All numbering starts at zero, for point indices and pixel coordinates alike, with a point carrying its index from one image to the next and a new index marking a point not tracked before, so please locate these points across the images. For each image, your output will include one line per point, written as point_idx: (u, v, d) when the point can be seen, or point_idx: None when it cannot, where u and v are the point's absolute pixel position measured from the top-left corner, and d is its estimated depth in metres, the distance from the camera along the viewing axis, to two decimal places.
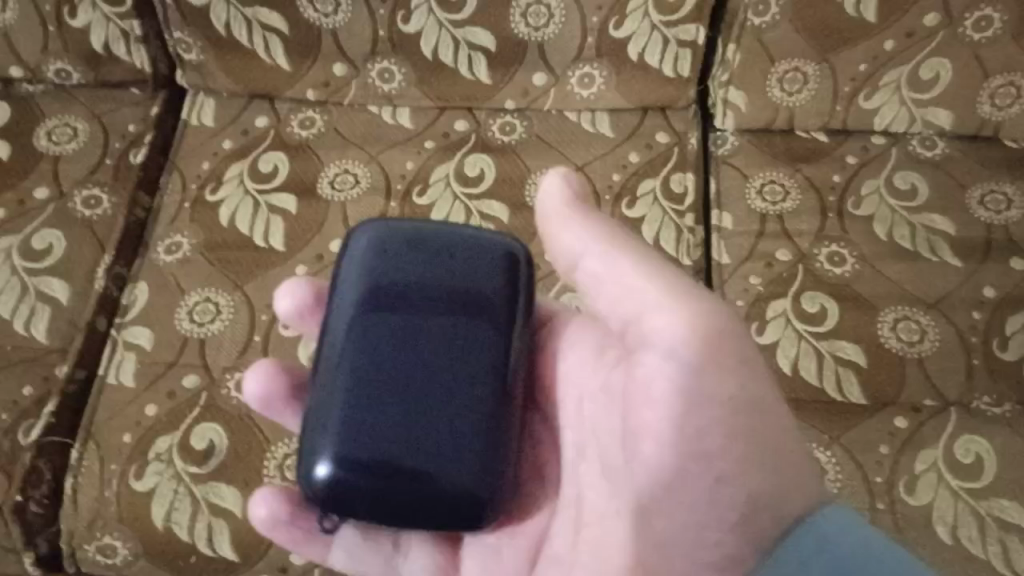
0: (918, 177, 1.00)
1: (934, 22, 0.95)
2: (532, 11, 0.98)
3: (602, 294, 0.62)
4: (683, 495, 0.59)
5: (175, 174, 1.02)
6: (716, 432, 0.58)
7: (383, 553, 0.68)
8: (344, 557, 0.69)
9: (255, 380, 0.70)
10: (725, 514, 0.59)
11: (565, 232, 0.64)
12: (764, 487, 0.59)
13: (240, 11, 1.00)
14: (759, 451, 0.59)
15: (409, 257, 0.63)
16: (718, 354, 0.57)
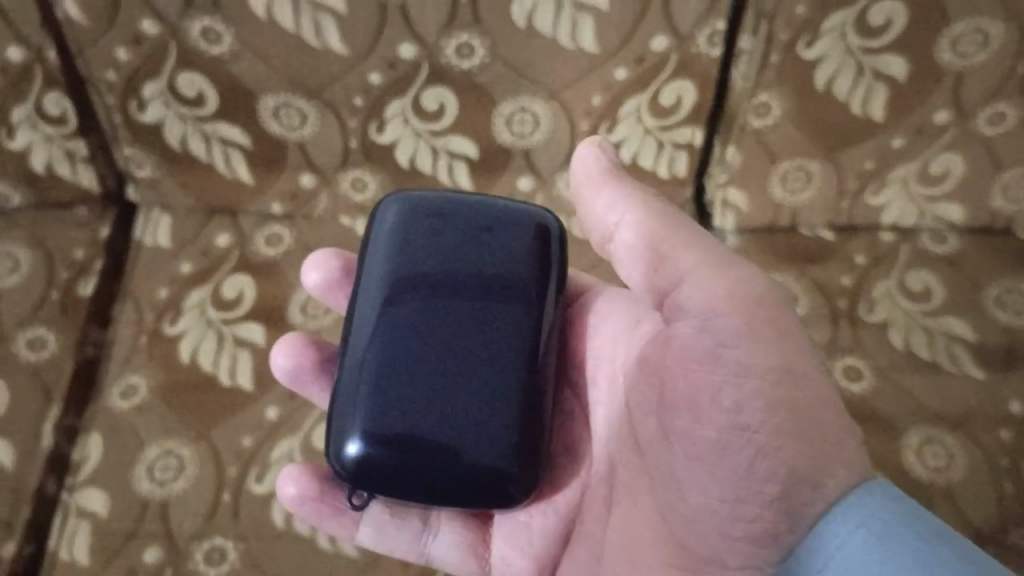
0: (930, 276, 0.93)
1: (945, 119, 0.86)
2: (516, 119, 0.90)
3: (637, 268, 0.65)
4: (715, 466, 0.57)
5: (129, 303, 0.93)
6: (754, 405, 0.55)
7: (412, 531, 0.73)
8: (371, 534, 0.74)
9: (284, 355, 0.76)
10: (761, 493, 0.55)
11: (606, 208, 0.67)
12: (801, 464, 0.54)
13: (198, 128, 0.91)
14: (806, 435, 0.54)
15: (439, 236, 0.66)
16: (753, 318, 0.57)
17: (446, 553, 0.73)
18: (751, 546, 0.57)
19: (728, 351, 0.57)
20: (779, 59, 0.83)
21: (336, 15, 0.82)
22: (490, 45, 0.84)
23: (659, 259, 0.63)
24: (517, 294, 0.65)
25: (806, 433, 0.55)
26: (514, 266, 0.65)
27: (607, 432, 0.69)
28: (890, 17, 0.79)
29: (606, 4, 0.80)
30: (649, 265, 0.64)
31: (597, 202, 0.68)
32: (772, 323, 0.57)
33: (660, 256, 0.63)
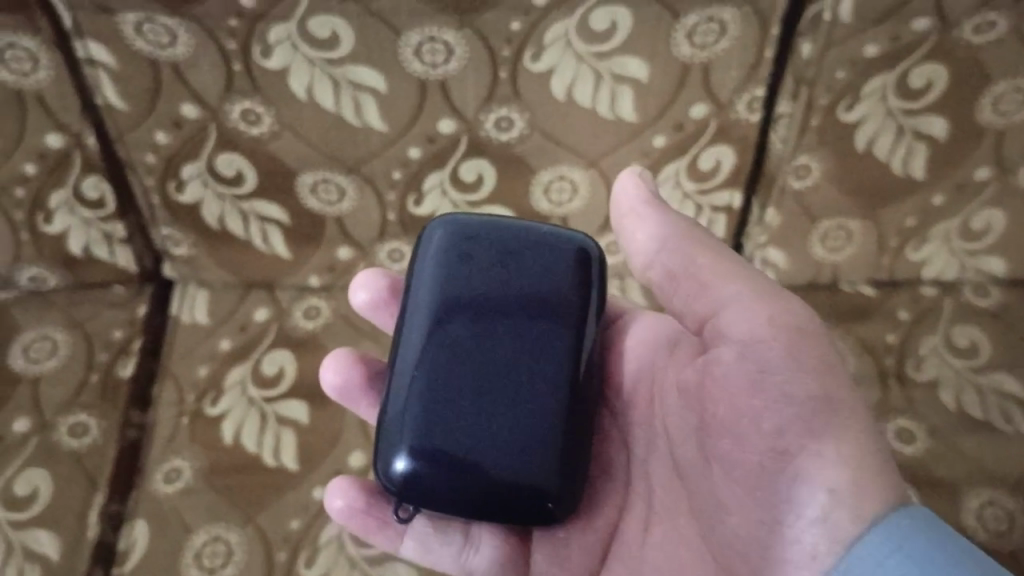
0: (977, 332, 0.92)
1: (987, 176, 0.86)
2: (555, 187, 0.90)
3: (679, 293, 0.66)
4: (761, 491, 0.57)
5: (169, 383, 0.92)
6: (794, 432, 0.56)
7: (454, 544, 0.69)
8: (415, 547, 0.71)
9: (333, 370, 0.75)
10: (805, 517, 0.55)
11: (648, 236, 0.68)
12: (844, 489, 0.54)
13: (236, 206, 0.91)
14: (851, 461, 0.54)
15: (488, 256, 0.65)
16: (801, 347, 0.58)
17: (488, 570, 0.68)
18: (798, 561, 0.54)
19: (771, 377, 0.58)
20: (819, 122, 0.82)
21: (376, 94, 0.81)
22: (529, 118, 0.83)
23: (701, 286, 0.64)
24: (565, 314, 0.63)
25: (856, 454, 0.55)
26: (557, 285, 0.64)
27: (650, 448, 0.67)
28: (931, 79, 0.79)
29: (646, 76, 0.79)
30: (695, 293, 0.65)
31: (639, 229, 0.69)
32: (818, 353, 0.58)
33: (704, 284, 0.64)
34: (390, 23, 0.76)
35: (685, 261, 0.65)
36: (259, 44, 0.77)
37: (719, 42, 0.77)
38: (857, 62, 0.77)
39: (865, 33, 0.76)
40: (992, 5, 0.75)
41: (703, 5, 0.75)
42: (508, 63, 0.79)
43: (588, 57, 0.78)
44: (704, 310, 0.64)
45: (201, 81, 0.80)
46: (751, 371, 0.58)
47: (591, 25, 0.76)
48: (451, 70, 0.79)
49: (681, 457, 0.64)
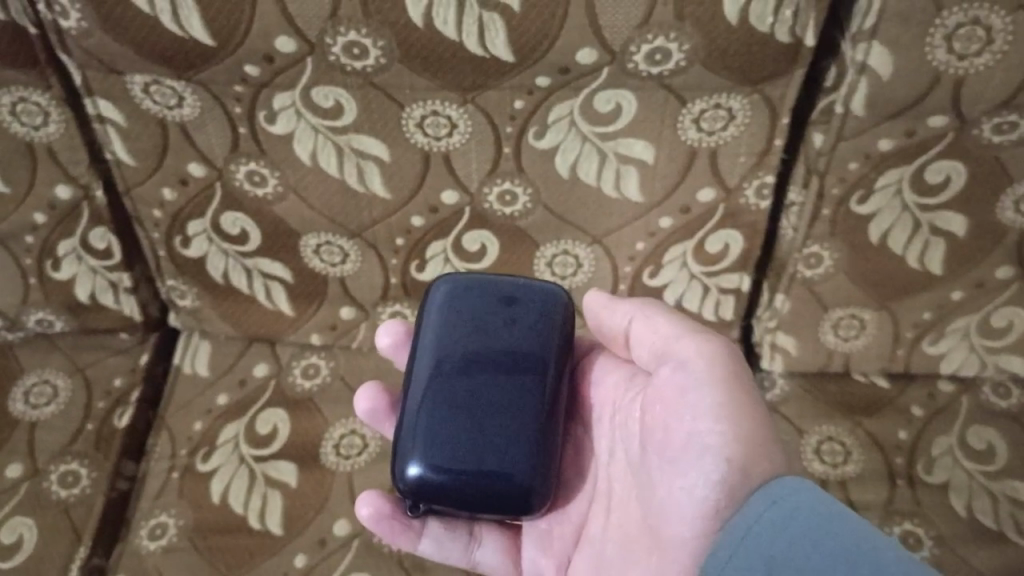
0: (994, 434, 0.87)
1: (1007, 275, 0.83)
2: (558, 260, 0.88)
3: (636, 350, 0.66)
4: (674, 469, 0.59)
5: (164, 435, 0.92)
6: (706, 420, 0.57)
7: (461, 542, 0.72)
8: (431, 547, 0.72)
9: (363, 403, 0.76)
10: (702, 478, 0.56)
11: (612, 309, 0.69)
12: (734, 456, 0.56)
13: (240, 261, 0.90)
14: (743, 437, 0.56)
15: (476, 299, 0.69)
16: (728, 372, 0.59)
17: (490, 565, 0.72)
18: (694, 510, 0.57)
19: (695, 393, 0.59)
20: (830, 213, 0.80)
21: (379, 163, 0.80)
22: (532, 192, 0.82)
23: (645, 332, 0.65)
24: (550, 333, 0.67)
25: (758, 445, 0.57)
26: (552, 307, 0.68)
27: (609, 459, 0.68)
28: (948, 176, 0.76)
29: (652, 157, 0.78)
30: (640, 340, 0.65)
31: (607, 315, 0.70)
32: (735, 372, 0.59)
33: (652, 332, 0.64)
34: (394, 98, 0.75)
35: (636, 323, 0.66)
36: (264, 109, 0.77)
37: (727, 128, 0.76)
38: (870, 156, 0.75)
39: (877, 127, 0.74)
40: (1012, 106, 0.71)
41: (709, 93, 0.73)
42: (513, 139, 0.78)
43: (593, 137, 0.77)
44: (649, 353, 0.64)
45: (207, 142, 0.80)
46: (680, 382, 0.60)
47: (596, 107, 0.75)
48: (455, 143, 0.78)
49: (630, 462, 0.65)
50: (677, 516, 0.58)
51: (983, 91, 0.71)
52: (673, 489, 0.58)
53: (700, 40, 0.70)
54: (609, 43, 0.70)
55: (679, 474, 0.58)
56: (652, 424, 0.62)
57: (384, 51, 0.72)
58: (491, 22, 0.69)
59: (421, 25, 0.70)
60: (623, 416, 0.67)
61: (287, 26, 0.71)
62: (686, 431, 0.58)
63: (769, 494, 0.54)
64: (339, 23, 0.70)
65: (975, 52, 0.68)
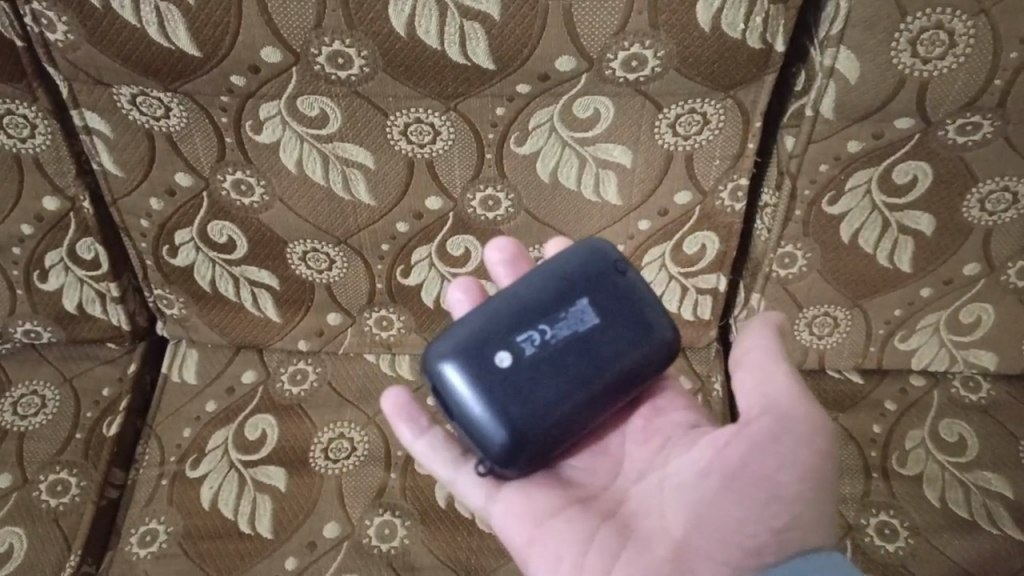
0: (965, 427, 0.90)
1: (974, 272, 0.86)
2: None
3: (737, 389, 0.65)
4: (734, 500, 0.60)
5: (153, 443, 0.92)
6: (791, 472, 0.60)
7: (452, 455, 0.67)
8: (422, 448, 0.68)
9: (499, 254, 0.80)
10: (767, 522, 0.59)
11: (737, 347, 0.67)
12: (802, 516, 0.60)
13: (227, 269, 0.91)
14: (814, 502, 0.60)
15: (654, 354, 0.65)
16: (815, 439, 0.61)
17: (467, 490, 0.66)
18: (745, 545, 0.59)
19: (782, 446, 0.60)
20: (803, 213, 0.82)
21: (365, 171, 0.82)
22: (514, 198, 0.84)
23: (753, 372, 0.64)
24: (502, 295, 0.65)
25: (814, 508, 0.60)
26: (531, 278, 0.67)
27: (635, 478, 0.67)
28: (916, 176, 0.79)
29: (630, 161, 0.80)
30: (750, 372, 0.64)
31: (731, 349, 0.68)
32: (821, 442, 0.61)
33: (761, 374, 0.63)
34: (378, 106, 0.77)
35: (749, 360, 0.65)
36: (250, 119, 0.79)
37: (702, 132, 0.78)
38: (840, 158, 0.78)
39: (846, 130, 0.76)
40: (975, 108, 0.74)
41: (684, 99, 0.76)
42: (494, 145, 0.80)
43: (572, 142, 0.79)
44: (750, 397, 0.63)
45: (194, 152, 0.82)
46: (778, 428, 0.61)
47: (574, 114, 0.77)
48: (438, 150, 0.80)
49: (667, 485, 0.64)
50: (710, 538, 0.60)
51: (947, 93, 0.73)
52: (722, 515, 0.60)
53: (674, 46, 0.72)
54: (586, 50, 0.73)
55: (735, 501, 0.60)
56: (714, 450, 0.62)
57: (368, 61, 0.74)
58: (472, 31, 0.72)
59: (404, 34, 0.72)
60: (675, 443, 0.67)
61: (272, 36, 0.73)
62: (757, 471, 0.60)
63: (798, 569, 0.57)
64: (324, 33, 0.72)
65: (938, 56, 0.71)
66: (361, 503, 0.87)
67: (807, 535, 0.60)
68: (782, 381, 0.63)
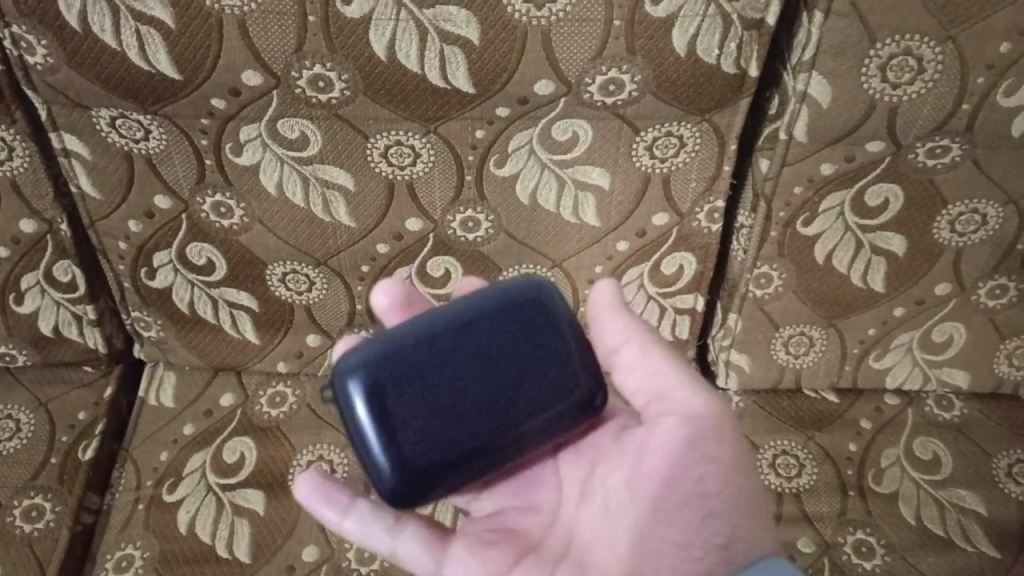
0: (939, 445, 0.91)
1: (946, 292, 0.87)
2: None
3: (623, 376, 0.67)
4: (676, 520, 0.61)
5: (129, 467, 0.91)
6: (720, 477, 0.61)
7: (386, 525, 0.63)
8: (356, 526, 0.63)
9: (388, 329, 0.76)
10: (710, 536, 0.60)
11: (608, 330, 0.67)
12: (741, 521, 0.61)
13: (205, 291, 0.91)
14: (748, 501, 0.62)
15: (560, 343, 0.62)
16: (729, 432, 0.63)
17: (410, 557, 0.63)
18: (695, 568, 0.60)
19: (704, 449, 0.61)
20: (778, 234, 0.83)
21: (345, 193, 0.82)
22: (494, 219, 0.84)
23: (645, 363, 0.66)
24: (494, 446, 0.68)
25: (749, 515, 0.62)
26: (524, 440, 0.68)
27: (571, 501, 0.67)
28: (887, 198, 0.80)
29: (608, 183, 0.81)
30: (631, 366, 0.66)
31: (597, 326, 0.68)
32: (728, 428, 0.63)
33: (652, 367, 0.65)
34: (359, 129, 0.78)
35: (631, 352, 0.66)
36: (230, 141, 0.79)
37: (679, 155, 0.80)
38: (814, 180, 0.79)
39: (820, 153, 0.78)
40: (944, 131, 0.76)
41: (661, 122, 0.77)
42: (474, 166, 0.80)
43: (551, 165, 0.80)
44: (644, 391, 0.66)
45: (173, 174, 0.82)
46: (688, 430, 0.62)
47: (553, 136, 0.78)
48: (418, 172, 0.81)
49: (608, 507, 0.64)
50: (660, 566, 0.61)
51: (916, 117, 0.75)
52: (665, 540, 0.61)
53: (650, 71, 0.74)
54: (565, 74, 0.74)
55: (673, 522, 0.61)
56: (639, 470, 0.63)
57: (349, 84, 0.74)
58: (453, 55, 0.72)
59: (385, 57, 0.73)
60: (603, 455, 0.67)
61: (254, 60, 0.73)
62: (688, 485, 0.61)
63: None
64: (305, 57, 0.73)
65: (907, 81, 0.73)
66: None
67: (750, 545, 0.61)
68: (665, 368, 0.65)
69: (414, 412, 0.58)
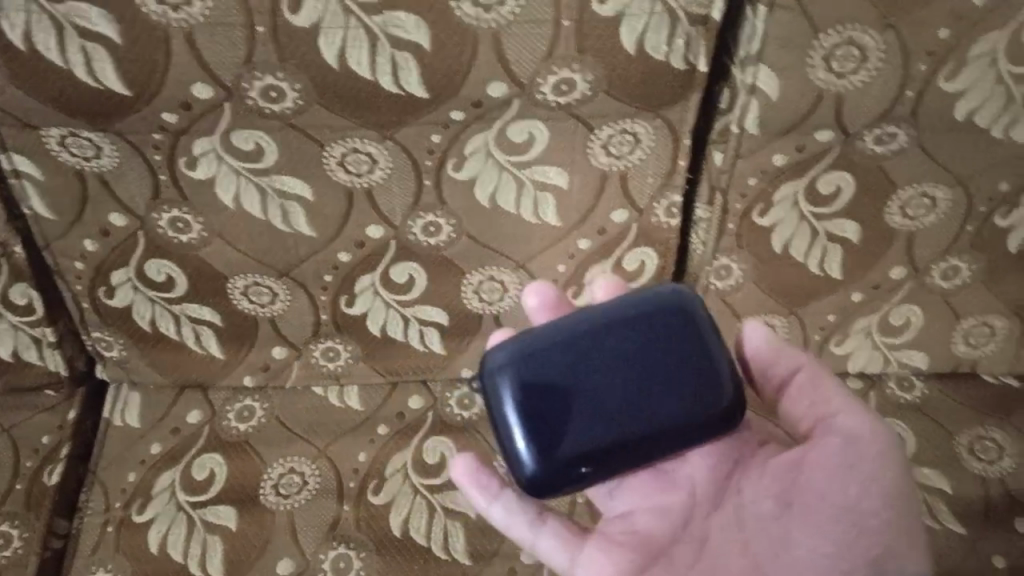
0: (901, 426, 0.93)
1: (901, 276, 0.89)
2: (485, 287, 0.91)
3: (790, 403, 0.69)
4: (823, 534, 0.62)
5: (97, 489, 0.91)
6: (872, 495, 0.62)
7: (527, 518, 0.70)
8: (501, 508, 0.71)
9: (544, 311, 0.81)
10: (861, 552, 0.61)
11: (777, 360, 0.70)
12: (894, 538, 0.61)
13: (166, 308, 0.90)
14: (901, 521, 0.62)
15: (702, 351, 0.65)
16: (890, 455, 0.63)
17: (550, 552, 0.70)
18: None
19: (861, 468, 0.62)
20: (736, 226, 0.85)
21: (303, 203, 0.82)
22: (455, 223, 0.84)
23: (812, 390, 0.68)
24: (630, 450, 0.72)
25: (903, 531, 0.62)
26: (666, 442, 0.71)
27: (708, 508, 0.69)
28: (839, 186, 0.82)
29: (566, 182, 0.82)
30: (800, 395, 0.68)
31: (760, 357, 0.70)
32: (888, 451, 0.63)
33: (818, 395, 0.67)
34: (314, 138, 0.77)
35: (798, 381, 0.68)
36: (184, 155, 0.78)
37: (634, 152, 0.80)
38: (767, 171, 0.81)
39: (772, 144, 0.79)
40: (890, 119, 0.78)
41: (614, 120, 0.78)
42: (432, 171, 0.80)
43: (509, 166, 0.80)
44: (807, 416, 0.67)
45: (128, 191, 0.81)
46: (855, 449, 0.63)
47: (508, 138, 0.78)
48: (377, 179, 0.81)
49: (745, 519, 0.67)
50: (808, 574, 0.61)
51: (862, 105, 0.77)
52: (815, 547, 0.62)
53: (601, 70, 0.74)
54: (517, 76, 0.74)
55: (819, 533, 0.62)
56: (794, 483, 0.65)
57: (302, 94, 0.74)
58: (404, 61, 0.73)
59: (336, 66, 0.72)
60: (744, 472, 0.69)
61: (203, 73, 0.73)
62: (844, 498, 0.62)
63: None
64: (254, 68, 0.73)
65: (852, 70, 0.74)
66: (315, 537, 0.87)
67: (904, 561, 0.61)
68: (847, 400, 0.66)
69: (554, 406, 0.64)
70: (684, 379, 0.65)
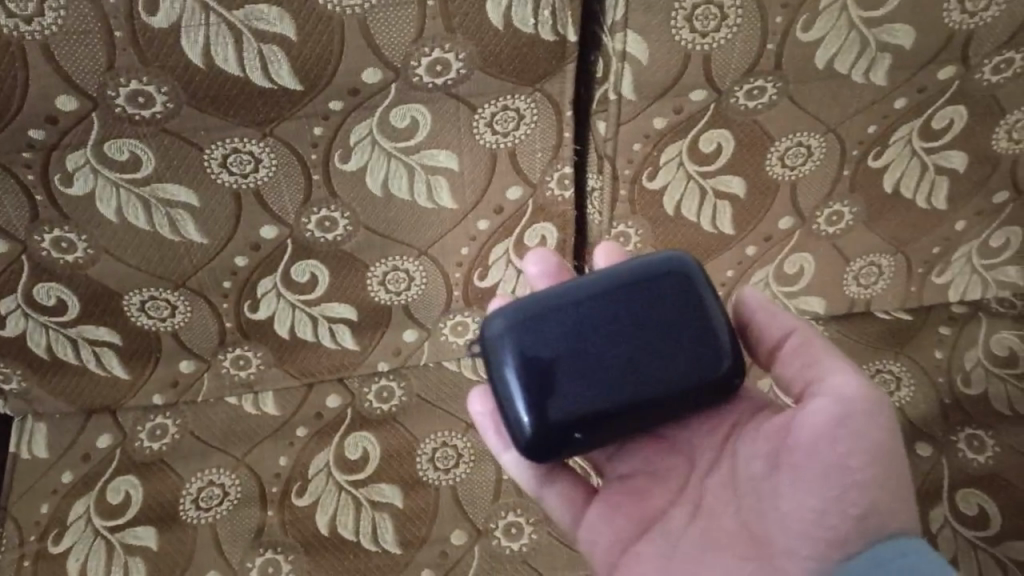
0: None
1: (789, 225, 0.92)
2: (391, 278, 0.90)
3: (781, 366, 0.67)
4: (806, 493, 0.61)
5: (8, 525, 0.87)
6: (856, 456, 0.60)
7: (532, 477, 0.73)
8: (511, 462, 0.73)
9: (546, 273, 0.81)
10: (842, 510, 0.59)
11: (773, 324, 0.69)
12: (878, 497, 0.60)
13: (62, 332, 0.87)
14: (886, 480, 0.60)
15: (697, 315, 0.65)
16: (879, 415, 0.61)
17: (553, 509, 0.73)
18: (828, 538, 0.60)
19: (846, 429, 0.60)
20: (628, 192, 0.86)
21: (192, 210, 0.81)
22: (350, 215, 0.84)
23: (803, 352, 0.66)
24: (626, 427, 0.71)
25: (885, 489, 0.60)
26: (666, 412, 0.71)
27: (704, 472, 0.69)
28: (720, 143, 0.84)
29: (457, 164, 0.82)
30: (791, 359, 0.66)
31: (754, 321, 0.70)
32: (877, 413, 0.61)
33: (809, 356, 0.65)
34: (191, 141, 0.76)
35: (792, 343, 0.67)
36: (58, 171, 0.76)
37: (519, 128, 0.81)
38: (650, 135, 0.83)
39: (650, 109, 0.81)
40: (757, 73, 0.80)
41: (495, 97, 0.79)
42: (320, 165, 0.80)
43: (396, 152, 0.80)
44: (797, 378, 0.65)
45: (5, 215, 0.78)
46: (838, 412, 0.61)
47: (391, 124, 0.78)
48: (263, 178, 0.80)
49: (737, 481, 0.66)
50: (791, 535, 0.61)
51: (729, 61, 0.79)
52: (799, 508, 0.61)
53: (473, 48, 0.75)
54: (390, 60, 0.74)
55: (805, 491, 0.61)
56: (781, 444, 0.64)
57: (170, 96, 0.73)
58: (272, 54, 0.72)
59: (202, 65, 0.71)
60: (739, 433, 0.69)
61: (66, 84, 0.71)
62: (828, 459, 0.60)
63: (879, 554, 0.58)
64: (118, 74, 0.71)
65: (714, 28, 0.77)
66: (241, 545, 0.87)
67: (887, 518, 0.60)
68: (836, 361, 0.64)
69: (547, 369, 0.64)
70: (677, 342, 0.64)
